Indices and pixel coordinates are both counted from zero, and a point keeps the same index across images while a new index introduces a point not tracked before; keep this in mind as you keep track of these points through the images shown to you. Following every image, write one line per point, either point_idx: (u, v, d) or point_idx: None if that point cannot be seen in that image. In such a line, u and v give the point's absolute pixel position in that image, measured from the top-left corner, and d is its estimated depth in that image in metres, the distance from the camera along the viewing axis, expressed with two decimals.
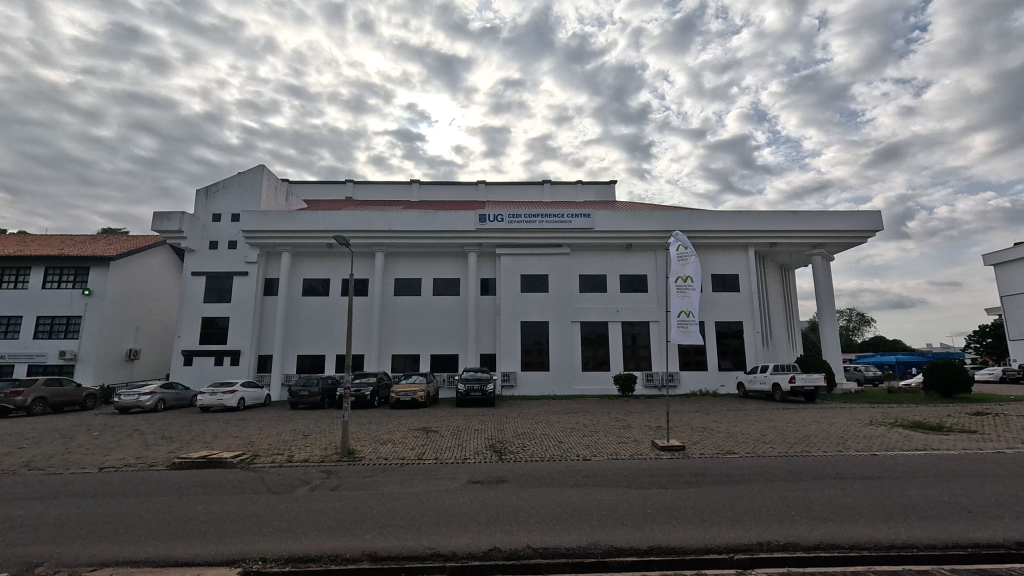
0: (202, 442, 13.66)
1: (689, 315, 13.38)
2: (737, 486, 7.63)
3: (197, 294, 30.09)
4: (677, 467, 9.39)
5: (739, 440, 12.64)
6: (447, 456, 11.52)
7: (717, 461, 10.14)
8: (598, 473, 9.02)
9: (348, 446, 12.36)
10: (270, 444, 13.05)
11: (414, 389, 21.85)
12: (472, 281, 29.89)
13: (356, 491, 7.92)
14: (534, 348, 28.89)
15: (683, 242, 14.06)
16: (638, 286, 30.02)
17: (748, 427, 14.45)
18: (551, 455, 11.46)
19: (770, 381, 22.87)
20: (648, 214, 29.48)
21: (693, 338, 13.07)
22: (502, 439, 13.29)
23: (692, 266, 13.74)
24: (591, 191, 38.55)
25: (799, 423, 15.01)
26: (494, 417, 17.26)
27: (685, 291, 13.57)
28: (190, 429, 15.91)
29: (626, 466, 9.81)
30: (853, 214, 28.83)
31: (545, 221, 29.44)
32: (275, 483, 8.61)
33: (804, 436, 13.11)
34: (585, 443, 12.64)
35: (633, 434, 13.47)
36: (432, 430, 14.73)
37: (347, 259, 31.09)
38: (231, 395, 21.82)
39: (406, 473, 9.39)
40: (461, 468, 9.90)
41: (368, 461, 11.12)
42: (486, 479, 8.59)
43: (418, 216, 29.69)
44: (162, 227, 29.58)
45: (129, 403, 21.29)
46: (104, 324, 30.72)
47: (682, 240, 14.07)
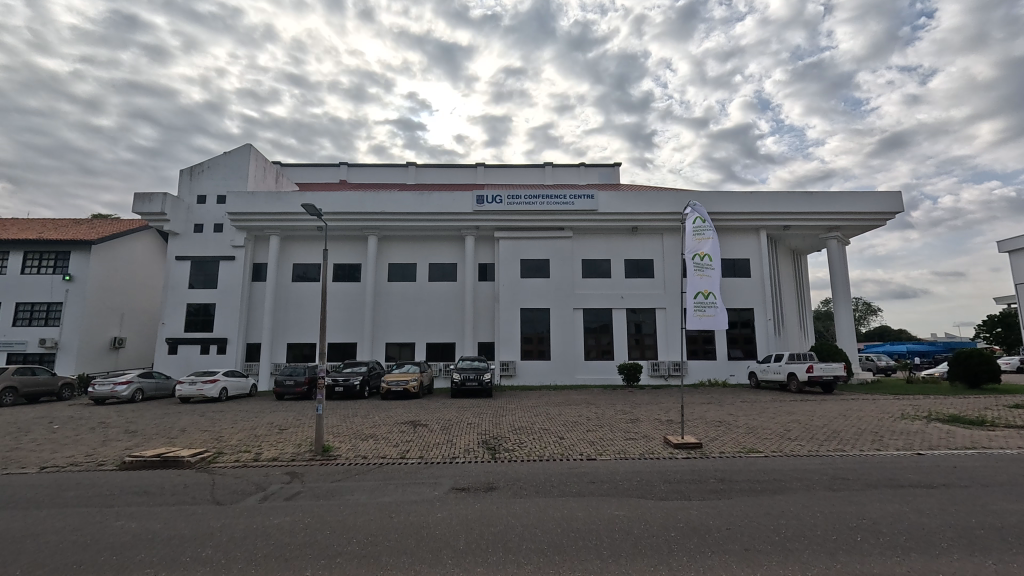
0: (166, 437, 12.37)
1: (709, 297, 12.08)
2: (775, 498, 6.26)
3: (182, 279, 28.76)
4: (698, 471, 8.02)
5: (761, 437, 11.28)
6: (433, 455, 10.19)
7: (742, 462, 8.78)
8: (604, 477, 7.68)
9: (323, 443, 11.05)
10: (240, 441, 11.75)
11: (406, 379, 20.58)
12: (470, 266, 28.49)
13: (316, 501, 6.58)
14: (534, 336, 27.57)
15: (701, 215, 12.64)
16: (644, 271, 28.62)
17: (768, 421, 13.12)
18: (550, 454, 10.13)
19: (785, 371, 21.52)
20: (655, 195, 27.97)
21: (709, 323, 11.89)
22: (497, 434, 11.95)
23: (710, 243, 12.38)
24: (594, 173, 36.97)
25: (823, 417, 13.64)
26: (489, 409, 15.98)
27: (704, 271, 12.20)
28: (159, 422, 14.63)
29: (639, 468, 8.44)
30: (871, 195, 27.31)
31: (546, 202, 27.92)
32: (224, 490, 7.27)
33: (833, 432, 11.76)
34: (590, 439, 11.29)
35: (642, 430, 12.13)
36: (421, 424, 13.38)
37: (339, 243, 29.66)
38: (212, 385, 20.56)
39: (382, 477, 8.05)
40: (447, 470, 8.57)
41: (342, 462, 9.80)
42: (473, 485, 7.26)
43: (413, 198, 28.28)
44: (144, 208, 28.07)
45: (104, 394, 20.05)
46: (85, 311, 29.41)
47: (700, 213, 12.63)
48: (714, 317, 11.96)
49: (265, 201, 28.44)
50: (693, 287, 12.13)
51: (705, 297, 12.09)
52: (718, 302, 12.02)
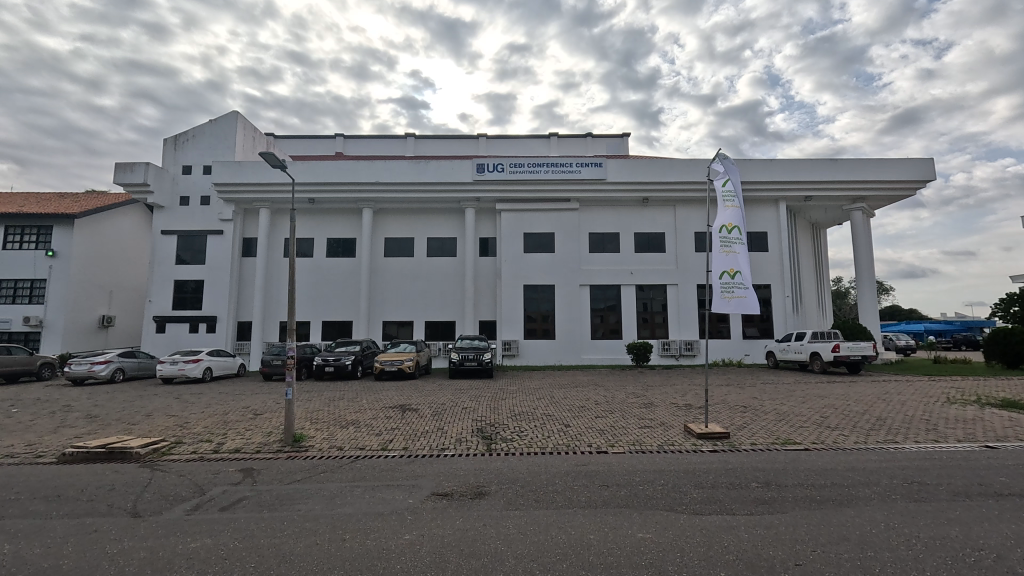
0: (126, 423, 11.08)
1: (737, 276, 10.52)
2: (845, 515, 4.78)
3: (168, 254, 27.38)
4: (734, 471, 6.57)
5: (797, 427, 9.80)
6: (418, 448, 8.78)
7: (784, 458, 7.34)
8: (620, 478, 6.26)
9: (295, 431, 9.70)
10: (207, 428, 10.47)
11: (401, 359, 19.30)
12: (470, 240, 26.91)
13: (258, 514, 5.17)
14: (537, 314, 26.12)
15: (730, 178, 11.06)
16: (655, 245, 27.00)
17: (799, 407, 11.66)
18: (554, 445, 8.72)
19: (806, 350, 20.00)
20: (667, 163, 26.19)
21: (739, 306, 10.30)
22: (495, 422, 10.57)
23: (736, 213, 10.82)
24: (602, 144, 34.95)
25: (861, 401, 12.15)
26: (488, 392, 14.64)
27: (733, 246, 10.62)
28: (126, 405, 13.37)
29: (661, 465, 6.99)
30: (899, 163, 25.39)
31: (550, 171, 26.20)
32: (154, 495, 5.92)
33: (877, 419, 10.27)
34: (600, 428, 9.88)
35: (659, 416, 10.71)
36: (410, 409, 12.04)
37: (332, 216, 28.09)
38: (195, 364, 19.35)
39: (351, 477, 6.66)
40: (430, 467, 7.16)
41: (314, 455, 8.46)
42: (458, 490, 5.87)
43: (410, 167, 26.63)
44: (126, 179, 26.57)
45: (81, 373, 18.93)
46: (70, 288, 28.20)
47: (730, 175, 11.03)
48: (745, 301, 10.43)
49: (254, 171, 26.93)
50: (720, 265, 10.47)
51: (733, 276, 10.50)
52: (746, 282, 10.47)
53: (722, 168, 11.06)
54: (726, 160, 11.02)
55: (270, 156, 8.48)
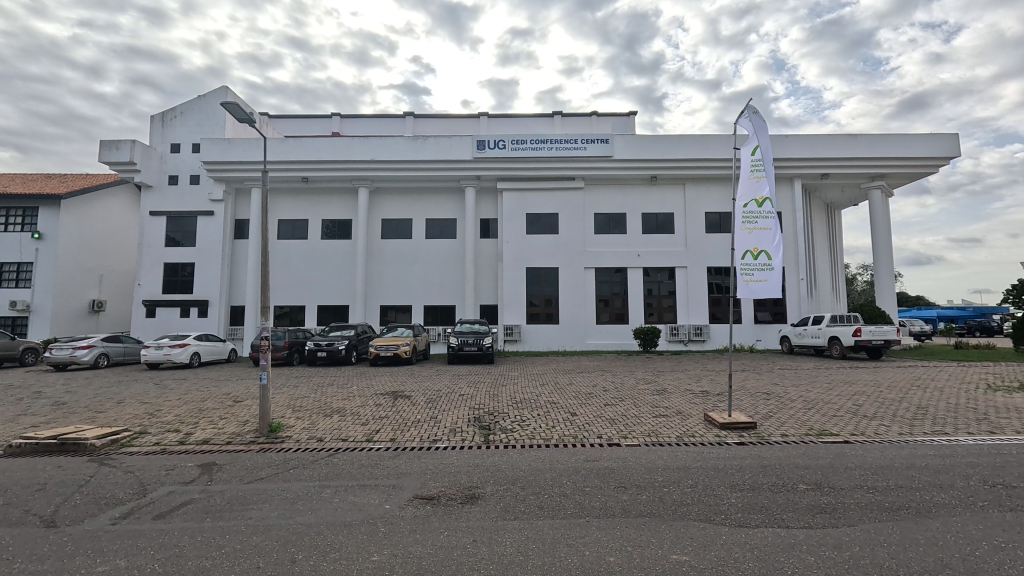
0: (94, 412, 10.17)
1: (762, 257, 8.51)
2: (930, 530, 3.78)
3: (157, 236, 26.37)
4: (774, 469, 5.57)
5: (829, 416, 8.82)
6: (407, 440, 7.81)
7: (825, 453, 6.35)
8: (643, 479, 5.26)
9: (272, 420, 8.76)
10: (180, 416, 9.56)
11: (397, 343, 18.40)
12: (470, 221, 25.78)
13: (198, 523, 4.20)
14: (540, 298, 25.12)
15: (763, 144, 8.79)
16: (663, 226, 25.86)
17: (827, 394, 10.68)
18: (559, 436, 7.77)
19: (824, 334, 18.95)
20: (676, 139, 24.94)
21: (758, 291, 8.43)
22: (494, 410, 9.63)
23: (767, 185, 8.61)
24: (608, 123, 33.55)
25: (894, 389, 11.14)
26: (488, 378, 13.78)
27: (762, 221, 8.57)
28: (101, 392, 12.49)
29: (684, 462, 6.00)
30: (923, 138, 24.08)
31: (555, 147, 24.93)
32: (83, 498, 4.95)
33: (919, 408, 9.23)
34: (610, 417, 8.90)
35: (675, 404, 9.73)
36: (403, 396, 11.11)
37: (327, 197, 26.98)
38: (181, 350, 18.47)
39: (324, 475, 5.70)
40: (416, 464, 6.18)
41: (291, 447, 7.54)
42: (447, 492, 4.91)
43: (407, 144, 25.47)
44: (111, 157, 25.50)
45: (62, 359, 18.09)
46: (58, 271, 27.32)
47: (762, 140, 8.79)
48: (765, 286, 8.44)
49: (245, 149, 25.81)
50: (750, 247, 8.53)
51: (756, 256, 8.52)
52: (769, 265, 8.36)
53: (752, 130, 8.81)
54: (756, 119, 8.78)
55: (235, 109, 7.42)
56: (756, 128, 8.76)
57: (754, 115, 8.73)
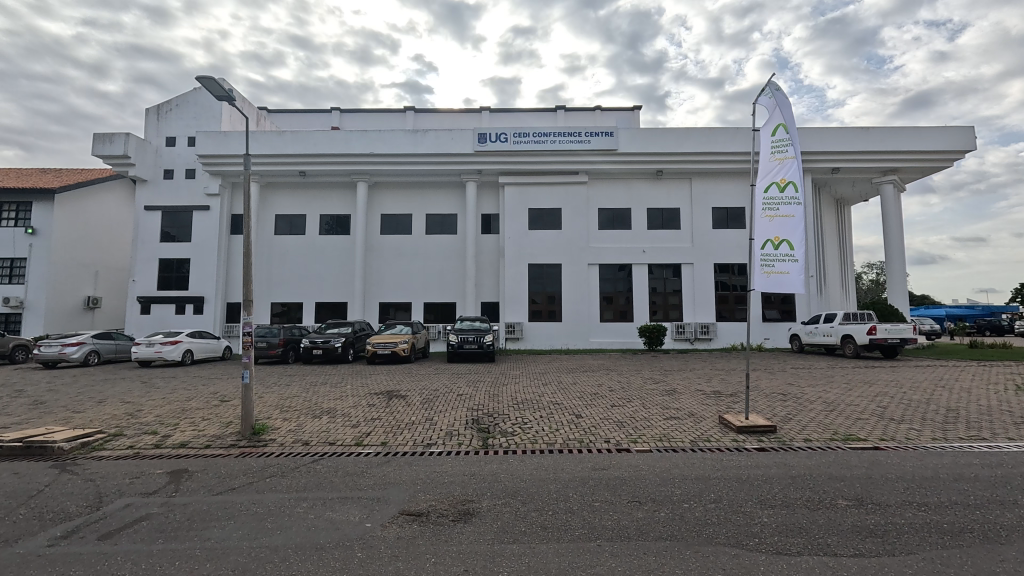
0: (72, 412, 9.65)
1: (784, 247, 7.97)
2: (1005, 560, 3.18)
3: (152, 231, 25.86)
4: (805, 481, 4.96)
5: (853, 419, 8.22)
6: (399, 444, 7.23)
7: (857, 462, 5.74)
8: (660, 492, 4.68)
9: (256, 422, 8.21)
10: (161, 417, 9.02)
11: (395, 341, 17.83)
12: (471, 216, 25.19)
13: (147, 545, 3.63)
14: (542, 295, 24.53)
15: (788, 121, 8.22)
16: (669, 221, 25.22)
17: (847, 395, 10.06)
18: (563, 440, 7.19)
19: (836, 332, 18.32)
20: (683, 132, 24.30)
21: (778, 283, 7.94)
22: (493, 411, 9.05)
23: (792, 166, 8.03)
24: (612, 117, 32.85)
25: (918, 390, 10.51)
26: (488, 377, 13.18)
27: (785, 208, 8.04)
28: (83, 391, 11.95)
29: (703, 472, 5.39)
30: (936, 132, 23.39)
31: (558, 141, 24.30)
32: (28, 513, 4.40)
33: (949, 410, 8.62)
34: (617, 420, 8.32)
35: (686, 406, 9.16)
36: (398, 396, 10.54)
37: (325, 191, 26.43)
38: (172, 347, 17.93)
39: (303, 485, 5.13)
40: (406, 472, 5.60)
41: (273, 452, 6.97)
42: (437, 508, 4.33)
43: (406, 137, 24.86)
44: (105, 151, 24.89)
45: (51, 356, 17.62)
46: (52, 267, 26.87)
47: (787, 117, 8.22)
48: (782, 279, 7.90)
49: (242, 143, 25.29)
50: (767, 236, 8.13)
51: (777, 245, 8.05)
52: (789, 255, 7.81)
53: (774, 108, 8.34)
54: (779, 97, 8.29)
55: (212, 85, 6.85)
56: (778, 105, 8.26)
57: (777, 92, 8.25)
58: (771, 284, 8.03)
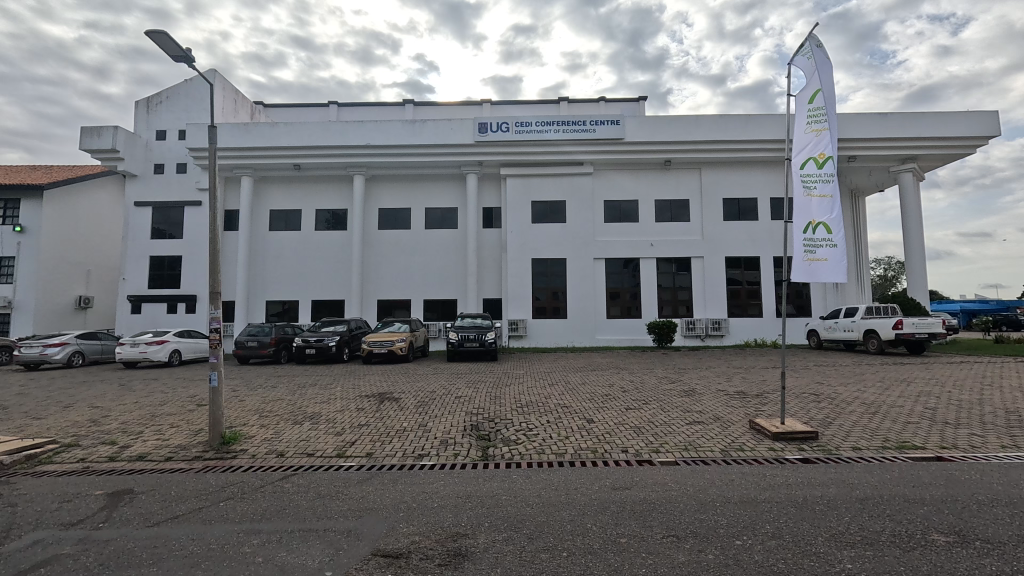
0: (32, 418, 8.79)
1: (822, 230, 7.01)
2: None
3: (143, 227, 25.01)
4: (880, 507, 3.99)
5: (902, 423, 7.26)
6: (387, 455, 6.28)
7: (932, 477, 4.76)
8: (701, 523, 3.75)
9: (228, 430, 7.29)
10: (127, 424, 8.13)
11: (392, 338, 16.99)
12: (473, 209, 24.22)
13: None
14: (546, 291, 23.59)
15: (827, 86, 7.17)
16: (678, 214, 24.26)
17: (886, 395, 9.12)
18: (574, 451, 6.24)
19: (859, 328, 17.32)
20: (692, 120, 23.28)
21: (817, 271, 6.99)
22: (494, 415, 8.12)
23: (830, 140, 7.05)
24: (617, 107, 31.81)
25: (962, 389, 9.55)
26: (490, 377, 12.26)
27: (823, 185, 7.05)
28: (53, 395, 11.10)
29: (748, 493, 4.43)
30: (959, 117, 22.34)
31: (562, 130, 23.30)
32: None
33: (1008, 413, 7.65)
34: (634, 425, 7.37)
35: (711, 408, 8.22)
36: (390, 399, 9.62)
37: (321, 185, 25.55)
38: (159, 347, 17.05)
39: (262, 513, 4.20)
40: (390, 493, 4.66)
41: (241, 466, 6.03)
42: (421, 548, 3.40)
43: (405, 128, 23.94)
44: (93, 145, 24.20)
45: (32, 357, 16.77)
46: (41, 266, 26.09)
47: (826, 82, 7.17)
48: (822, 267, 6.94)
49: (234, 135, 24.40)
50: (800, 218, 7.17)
51: (813, 229, 7.05)
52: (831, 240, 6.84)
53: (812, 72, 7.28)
54: (819, 59, 7.24)
55: (167, 43, 5.96)
56: (816, 69, 7.23)
57: (818, 52, 7.21)
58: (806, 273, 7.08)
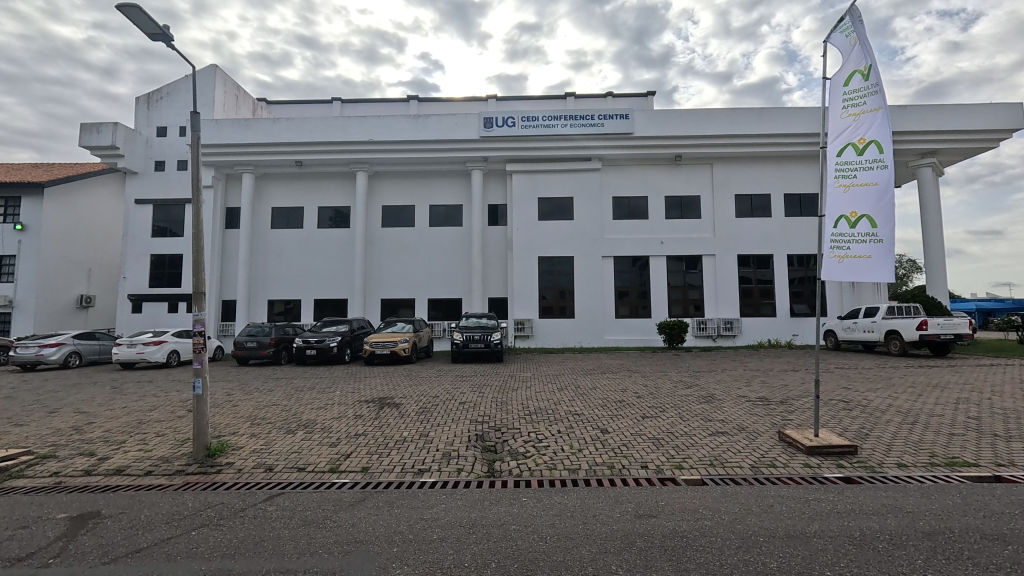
0: (14, 425, 8.34)
1: (863, 224, 6.32)
2: None
3: (143, 225, 24.67)
4: (955, 546, 3.40)
5: (946, 435, 6.63)
6: (384, 470, 5.73)
7: (1002, 505, 4.16)
8: (749, 567, 3.18)
9: (215, 441, 6.77)
10: (110, 432, 7.65)
11: (395, 339, 16.48)
12: (478, 206, 23.68)
13: None
14: (553, 290, 23.01)
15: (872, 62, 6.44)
16: (689, 211, 23.61)
17: (921, 403, 8.49)
18: (590, 467, 5.66)
19: (879, 328, 16.64)
20: (705, 113, 22.61)
21: (856, 268, 6.36)
22: (501, 424, 7.55)
23: (873, 122, 6.34)
24: (626, 102, 31.14)
25: (1003, 395, 8.91)
26: (496, 380, 11.73)
27: (865, 174, 6.40)
28: (41, 398, 10.65)
29: (795, 525, 3.85)
30: (982, 110, 21.56)
31: (570, 124, 22.69)
32: None
33: None
34: (652, 436, 6.80)
35: (733, 417, 7.63)
36: (391, 405, 9.11)
37: (324, 182, 25.07)
38: (156, 347, 16.65)
39: (236, 547, 3.67)
40: (384, 521, 4.11)
41: (224, 483, 5.51)
42: None
43: (408, 123, 23.38)
44: (93, 141, 23.76)
45: (27, 358, 16.41)
46: (41, 264, 25.80)
47: (869, 58, 6.46)
48: (862, 264, 6.28)
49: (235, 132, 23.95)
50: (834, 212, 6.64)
51: (853, 223, 6.43)
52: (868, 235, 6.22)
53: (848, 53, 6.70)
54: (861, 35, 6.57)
55: (143, 20, 5.45)
56: (856, 48, 6.60)
57: (858, 27, 6.55)
58: (840, 272, 6.54)
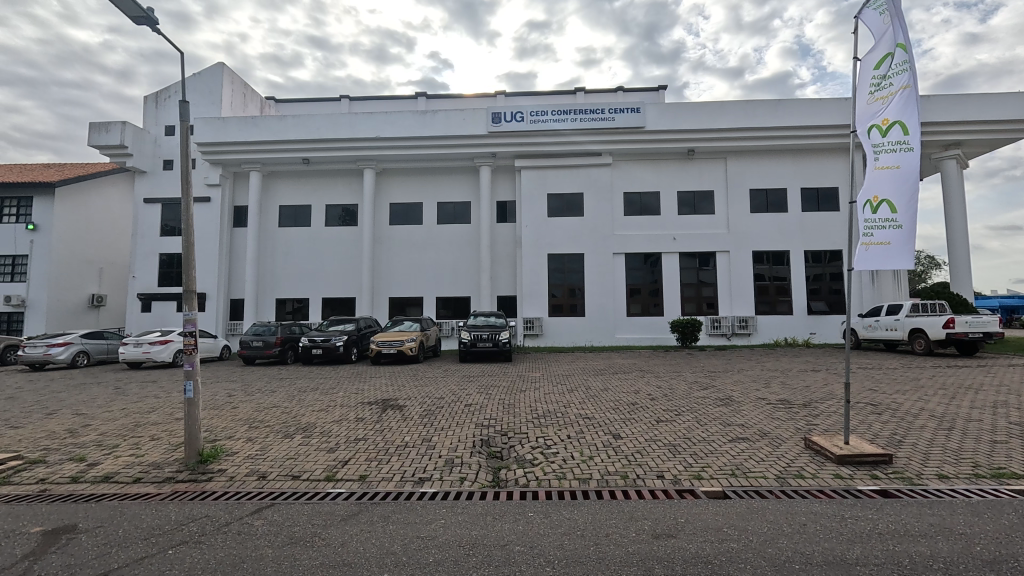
0: (10, 427, 8.16)
1: (884, 209, 5.89)
2: None
3: (153, 224, 24.68)
4: None
5: (987, 442, 6.14)
6: (383, 479, 5.39)
7: None
8: None
9: (209, 446, 6.48)
10: (105, 435, 7.41)
11: (402, 338, 16.18)
12: (486, 202, 23.30)
13: None
14: (563, 287, 22.59)
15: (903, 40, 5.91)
16: (702, 206, 23.03)
17: (956, 406, 7.96)
18: (604, 479, 5.24)
19: (903, 326, 16.00)
20: (718, 106, 22.00)
21: (875, 257, 5.94)
22: (508, 428, 7.19)
23: (900, 103, 5.86)
24: (637, 96, 30.53)
25: None
26: (505, 382, 11.33)
27: (885, 158, 5.97)
28: (43, 399, 10.50)
29: (834, 550, 3.42)
30: (1009, 99, 20.71)
31: (580, 118, 22.21)
32: None
33: None
34: (668, 442, 6.39)
35: (755, 421, 7.19)
36: (394, 407, 8.79)
37: (332, 180, 24.86)
38: (162, 347, 16.52)
39: (211, 571, 3.33)
40: (378, 541, 3.75)
41: (213, 492, 5.19)
42: None
43: (416, 119, 23.04)
44: (101, 140, 23.58)
45: (35, 357, 16.38)
46: (52, 264, 25.92)
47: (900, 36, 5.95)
48: (883, 253, 5.87)
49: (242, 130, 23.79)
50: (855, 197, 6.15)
51: (875, 207, 5.96)
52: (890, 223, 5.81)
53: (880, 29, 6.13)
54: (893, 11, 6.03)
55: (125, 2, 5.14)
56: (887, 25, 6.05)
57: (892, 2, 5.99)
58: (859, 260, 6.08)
